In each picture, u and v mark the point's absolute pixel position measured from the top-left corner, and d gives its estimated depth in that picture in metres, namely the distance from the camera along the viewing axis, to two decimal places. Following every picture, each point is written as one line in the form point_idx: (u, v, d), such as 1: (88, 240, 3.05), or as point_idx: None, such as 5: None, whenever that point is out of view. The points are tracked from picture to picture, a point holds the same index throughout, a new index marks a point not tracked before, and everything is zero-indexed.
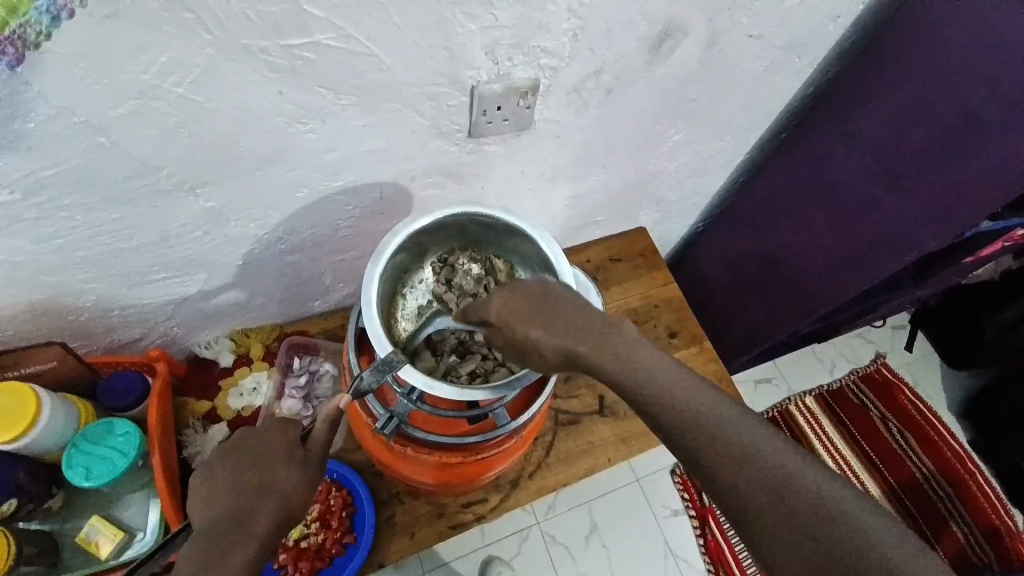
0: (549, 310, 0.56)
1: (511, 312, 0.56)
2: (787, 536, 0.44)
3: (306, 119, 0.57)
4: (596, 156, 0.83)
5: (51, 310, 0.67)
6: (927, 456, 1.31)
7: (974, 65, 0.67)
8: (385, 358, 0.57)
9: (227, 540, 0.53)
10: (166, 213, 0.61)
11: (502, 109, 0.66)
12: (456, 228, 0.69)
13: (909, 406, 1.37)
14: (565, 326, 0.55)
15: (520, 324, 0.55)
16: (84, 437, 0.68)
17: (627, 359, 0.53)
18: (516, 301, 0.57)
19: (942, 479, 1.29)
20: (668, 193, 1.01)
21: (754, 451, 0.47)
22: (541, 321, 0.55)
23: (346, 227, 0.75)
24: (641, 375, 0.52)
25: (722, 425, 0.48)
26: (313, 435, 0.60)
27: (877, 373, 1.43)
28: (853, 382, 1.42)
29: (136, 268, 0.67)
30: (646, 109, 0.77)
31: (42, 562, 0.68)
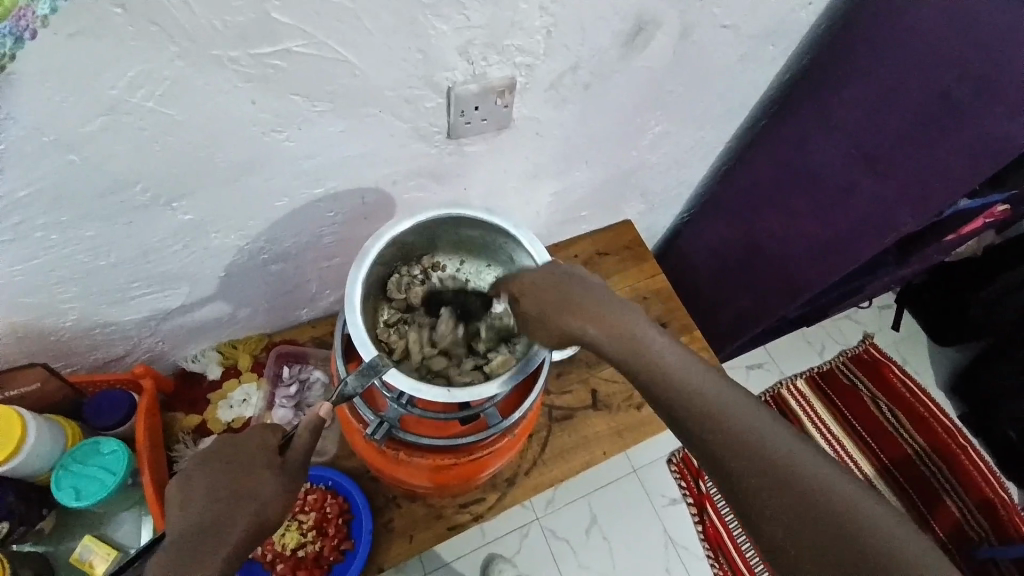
0: (572, 298, 0.58)
1: (533, 288, 0.60)
2: (780, 506, 0.48)
3: (282, 128, 0.57)
4: (577, 151, 0.83)
5: (32, 332, 0.66)
6: (918, 433, 1.33)
7: (949, 49, 0.68)
8: (369, 362, 0.57)
9: (211, 552, 0.53)
10: (144, 228, 0.60)
11: (480, 109, 0.65)
12: (441, 230, 0.69)
13: (898, 383, 1.39)
14: (582, 302, 0.57)
15: (537, 305, 0.58)
16: (72, 458, 0.67)
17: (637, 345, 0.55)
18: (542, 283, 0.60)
19: (934, 455, 1.31)
20: (651, 184, 1.01)
21: (735, 418, 0.51)
22: (565, 309, 0.57)
23: (330, 234, 0.75)
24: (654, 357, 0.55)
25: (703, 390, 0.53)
26: (293, 444, 0.59)
27: (866, 354, 1.45)
28: (841, 363, 1.44)
29: (117, 285, 0.66)
30: (625, 103, 0.78)
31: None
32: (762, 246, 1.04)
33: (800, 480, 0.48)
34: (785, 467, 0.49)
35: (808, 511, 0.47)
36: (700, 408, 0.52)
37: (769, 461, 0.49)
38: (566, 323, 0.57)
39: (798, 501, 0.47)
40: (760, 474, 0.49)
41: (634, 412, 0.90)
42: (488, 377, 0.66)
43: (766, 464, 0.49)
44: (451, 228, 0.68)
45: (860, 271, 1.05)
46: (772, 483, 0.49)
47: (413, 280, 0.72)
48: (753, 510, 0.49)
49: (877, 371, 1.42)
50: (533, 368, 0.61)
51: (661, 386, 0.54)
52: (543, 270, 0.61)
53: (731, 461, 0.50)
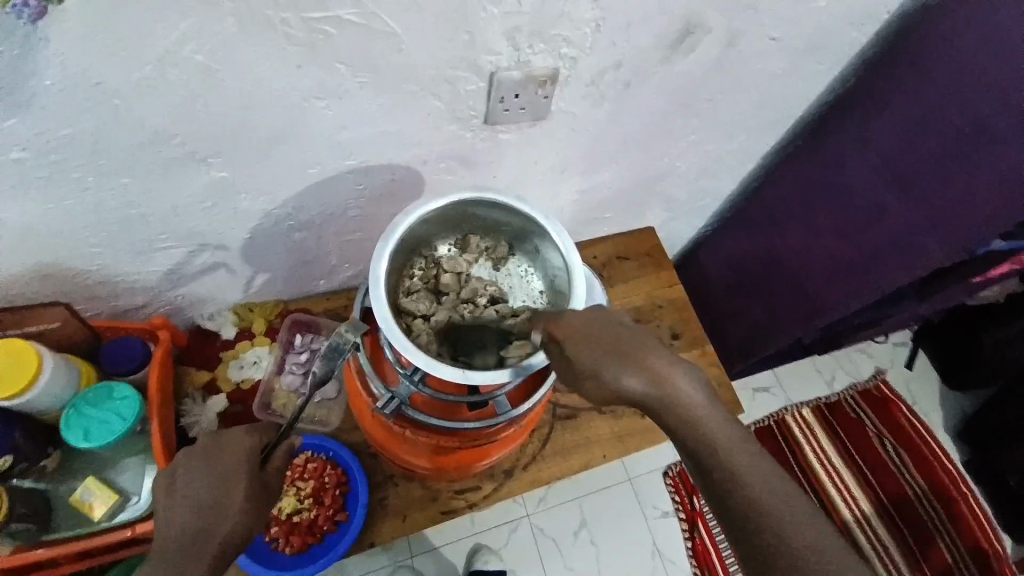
0: (619, 345, 0.56)
1: (578, 337, 0.56)
2: (714, 488, 0.55)
3: (323, 96, 0.57)
4: (608, 151, 0.83)
5: (58, 273, 0.67)
6: (918, 473, 1.44)
7: (987, 70, 0.68)
8: (335, 346, 0.62)
9: (201, 553, 0.54)
10: (178, 183, 0.61)
11: (520, 97, 0.65)
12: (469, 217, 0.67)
13: (903, 417, 1.52)
14: (625, 350, 0.56)
15: (590, 356, 0.55)
16: (83, 399, 0.65)
17: (663, 381, 0.55)
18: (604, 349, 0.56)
19: (935, 497, 1.42)
20: (677, 193, 1.01)
21: (696, 418, 0.55)
22: (604, 350, 0.55)
23: (356, 208, 0.76)
24: (663, 378, 0.55)
25: (685, 400, 0.55)
26: (272, 458, 0.62)
27: (875, 389, 1.60)
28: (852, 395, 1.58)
29: (145, 237, 0.67)
30: (662, 107, 0.77)
31: (33, 524, 0.64)
32: (782, 267, 1.03)
33: (727, 475, 0.54)
34: (722, 460, 0.54)
35: (730, 502, 0.54)
36: (678, 408, 0.55)
37: (739, 492, 0.54)
38: (620, 381, 0.54)
39: (723, 486, 0.54)
40: (701, 457, 0.55)
41: (638, 418, 0.90)
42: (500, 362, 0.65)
43: (726, 474, 0.54)
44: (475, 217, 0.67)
45: (881, 302, 1.04)
46: (707, 472, 0.55)
47: (433, 267, 0.72)
48: (706, 490, 0.56)
49: (887, 409, 1.53)
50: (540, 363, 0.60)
51: (657, 394, 0.55)
52: (585, 315, 0.58)
53: (686, 446, 0.56)
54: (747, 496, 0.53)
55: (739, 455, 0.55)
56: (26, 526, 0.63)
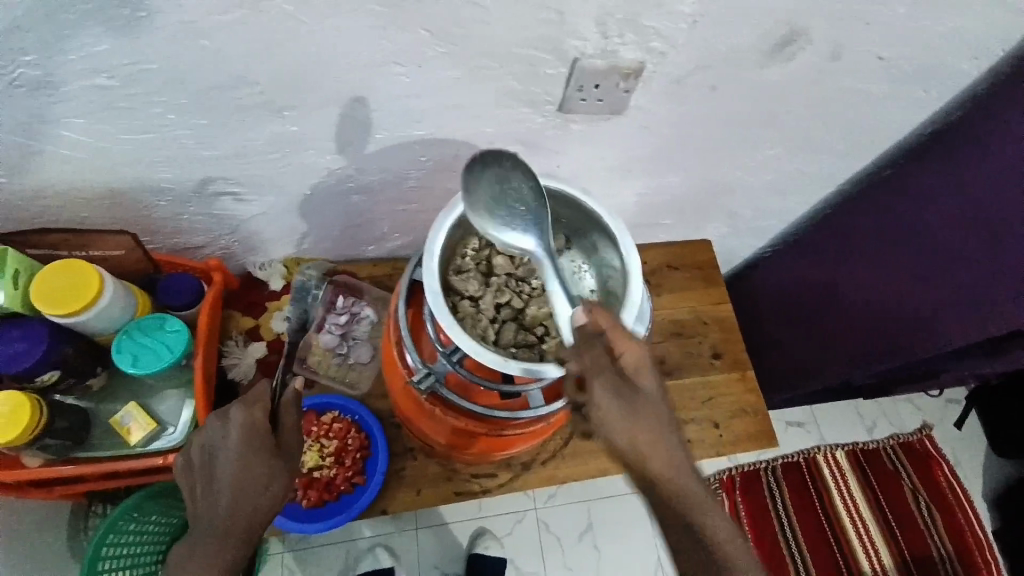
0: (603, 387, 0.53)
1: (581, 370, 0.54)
2: (663, 513, 0.57)
3: (402, 61, 0.56)
4: (679, 155, 0.80)
5: (127, 203, 0.69)
6: (948, 539, 1.45)
7: None
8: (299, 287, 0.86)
9: (228, 528, 0.58)
10: (249, 130, 0.61)
11: (599, 88, 0.62)
12: (489, 188, 0.58)
13: (943, 482, 1.51)
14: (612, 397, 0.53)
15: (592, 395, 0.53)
16: (137, 326, 0.67)
17: (629, 431, 0.53)
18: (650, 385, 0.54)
19: (958, 563, 1.43)
20: (742, 209, 0.96)
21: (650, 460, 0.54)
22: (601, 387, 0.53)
23: (415, 178, 0.75)
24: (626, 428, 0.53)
25: (642, 444, 0.54)
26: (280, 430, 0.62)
27: (918, 443, 1.56)
28: (890, 447, 1.55)
29: (212, 178, 0.68)
30: (744, 117, 0.73)
31: (69, 440, 0.66)
32: (841, 301, 0.97)
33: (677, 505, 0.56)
34: (671, 492, 0.56)
35: (677, 526, 0.57)
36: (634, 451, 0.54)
37: (686, 524, 0.56)
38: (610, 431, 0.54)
39: (671, 513, 0.56)
40: (652, 489, 0.56)
41: None
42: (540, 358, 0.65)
43: (675, 504, 0.56)
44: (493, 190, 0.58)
45: (942, 355, 0.97)
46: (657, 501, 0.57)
47: (486, 249, 0.68)
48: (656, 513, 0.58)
49: (923, 462, 1.54)
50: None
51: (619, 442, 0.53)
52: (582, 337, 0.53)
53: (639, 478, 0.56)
54: (700, 527, 0.56)
55: (690, 485, 0.56)
56: (63, 442, 0.66)
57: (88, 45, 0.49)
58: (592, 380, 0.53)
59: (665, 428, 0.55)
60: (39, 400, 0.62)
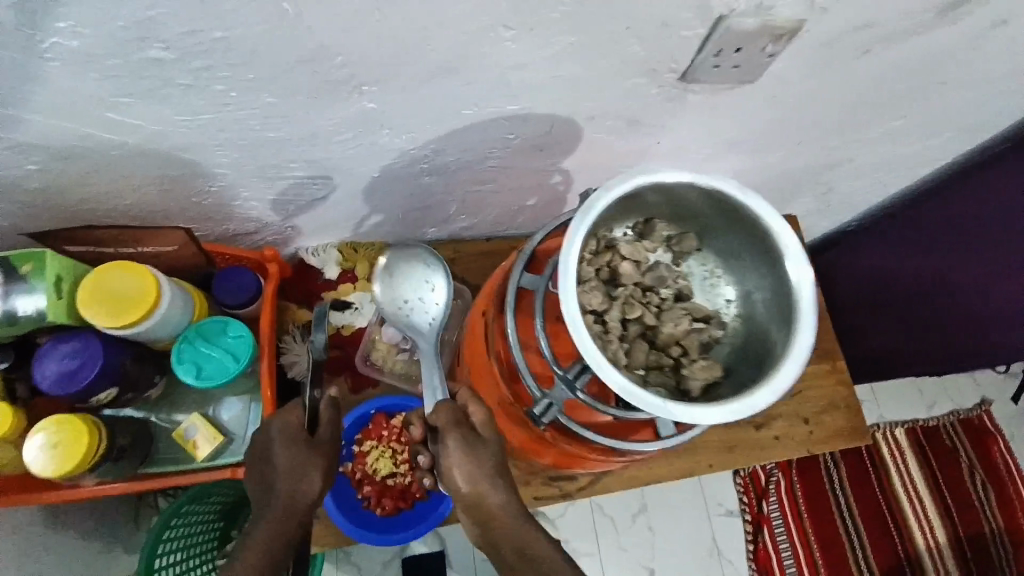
0: (470, 465, 0.56)
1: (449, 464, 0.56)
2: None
3: (513, 25, 0.46)
4: (797, 129, 0.69)
5: (176, 190, 0.60)
6: (1000, 514, 1.42)
7: None
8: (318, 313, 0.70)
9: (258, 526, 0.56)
10: (323, 108, 0.52)
11: (739, 53, 0.51)
12: (395, 272, 0.70)
13: (999, 460, 1.47)
14: (469, 443, 0.57)
15: (456, 458, 0.56)
16: (197, 332, 0.61)
17: (479, 475, 0.56)
18: (486, 427, 0.58)
19: (1007, 538, 1.41)
20: (843, 184, 0.86)
21: (500, 507, 0.56)
22: (469, 444, 0.57)
23: (496, 158, 0.66)
24: (472, 472, 0.56)
25: (500, 491, 0.56)
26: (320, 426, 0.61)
27: (978, 421, 1.50)
28: (951, 424, 1.49)
29: (273, 162, 0.59)
30: (885, 86, 0.62)
31: (131, 458, 0.61)
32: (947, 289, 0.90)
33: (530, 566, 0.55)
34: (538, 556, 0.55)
35: None
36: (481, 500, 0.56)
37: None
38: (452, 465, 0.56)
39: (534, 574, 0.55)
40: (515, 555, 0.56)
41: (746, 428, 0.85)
42: (681, 390, 0.47)
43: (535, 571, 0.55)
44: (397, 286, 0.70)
45: None
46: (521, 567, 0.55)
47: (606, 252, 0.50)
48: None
49: (982, 444, 1.49)
50: (761, 408, 0.41)
51: (468, 498, 0.56)
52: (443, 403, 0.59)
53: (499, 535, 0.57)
54: None
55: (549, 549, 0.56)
56: (127, 460, 0.61)
57: (142, 9, 0.39)
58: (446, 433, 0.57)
59: (499, 475, 0.57)
60: (98, 423, 0.57)
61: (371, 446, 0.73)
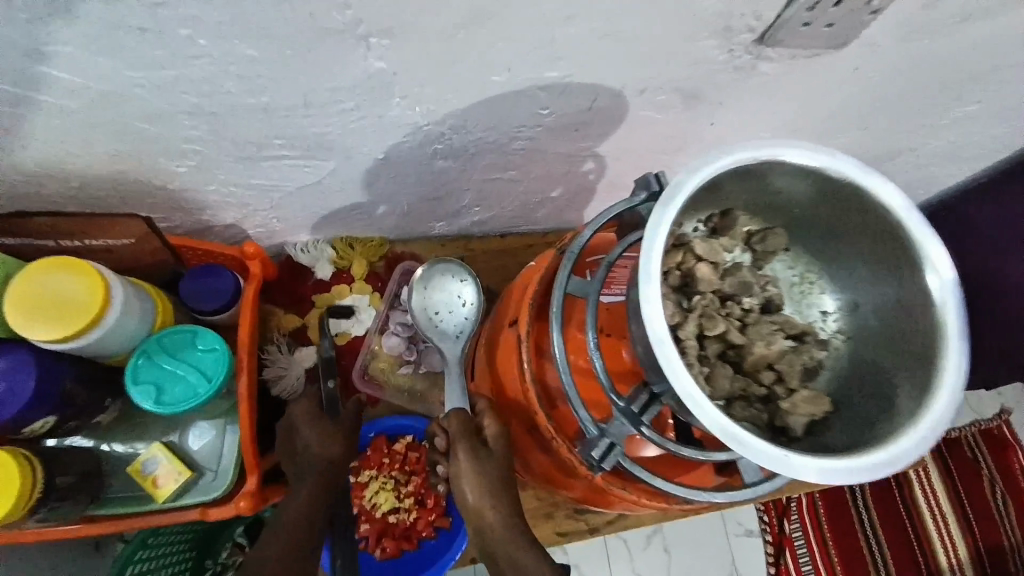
0: (478, 472, 0.49)
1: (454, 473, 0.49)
2: None
3: None
4: (871, 110, 0.59)
5: (135, 170, 0.49)
6: None
7: None
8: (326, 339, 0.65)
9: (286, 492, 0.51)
10: (320, 66, 0.41)
11: (838, 8, 0.42)
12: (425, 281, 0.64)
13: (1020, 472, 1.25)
14: (477, 450, 0.49)
15: (463, 465, 0.49)
16: (160, 343, 0.50)
17: (490, 484, 0.48)
18: (497, 443, 0.51)
19: None
20: (898, 178, 0.77)
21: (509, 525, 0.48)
22: (479, 451, 0.50)
23: (523, 139, 0.55)
24: (482, 479, 0.49)
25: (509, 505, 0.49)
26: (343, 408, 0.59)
27: (996, 429, 1.28)
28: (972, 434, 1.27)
29: (254, 137, 0.48)
30: (985, 62, 0.53)
31: (79, 498, 0.49)
32: None
33: None
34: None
35: None
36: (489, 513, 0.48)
37: None
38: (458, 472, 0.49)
39: None
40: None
41: None
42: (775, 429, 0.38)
43: None
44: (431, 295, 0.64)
45: None
46: None
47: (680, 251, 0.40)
48: None
49: (950, 438, 1.24)
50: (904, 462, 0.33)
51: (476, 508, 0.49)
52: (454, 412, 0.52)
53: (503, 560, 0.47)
54: None
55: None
56: (73, 504, 0.49)
57: None
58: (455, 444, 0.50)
59: (504, 500, 0.49)
60: (31, 454, 0.45)
61: (369, 477, 0.62)
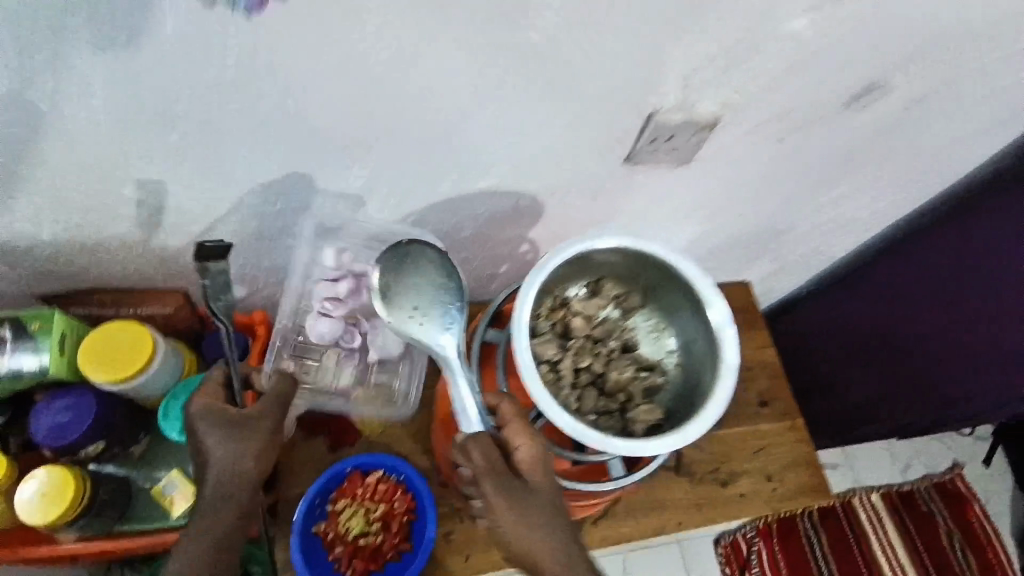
0: (517, 500, 0.56)
1: (492, 505, 0.56)
2: None
3: (480, 117, 0.54)
4: (737, 203, 0.77)
5: (176, 259, 0.65)
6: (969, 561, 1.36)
7: None
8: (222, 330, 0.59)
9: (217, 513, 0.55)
10: (314, 183, 0.59)
11: (671, 140, 0.61)
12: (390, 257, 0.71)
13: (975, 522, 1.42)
14: (507, 483, 0.56)
15: (502, 498, 0.55)
16: (184, 388, 0.64)
17: (519, 510, 0.55)
18: (528, 468, 0.57)
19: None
20: (787, 252, 0.95)
21: (556, 549, 0.55)
22: (501, 478, 0.56)
23: (469, 229, 0.73)
24: (509, 501, 0.56)
25: (545, 526, 0.56)
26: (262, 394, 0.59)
27: (951, 483, 1.47)
28: (923, 488, 1.47)
29: (267, 232, 0.65)
30: (806, 168, 0.72)
31: (111, 512, 0.62)
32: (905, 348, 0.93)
33: None
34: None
35: None
36: (538, 537, 0.55)
37: None
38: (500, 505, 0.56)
39: None
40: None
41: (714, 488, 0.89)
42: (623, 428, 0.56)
43: None
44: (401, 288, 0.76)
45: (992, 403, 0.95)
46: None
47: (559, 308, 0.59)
48: None
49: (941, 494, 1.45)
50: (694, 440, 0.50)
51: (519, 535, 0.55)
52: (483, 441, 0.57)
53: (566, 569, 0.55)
54: None
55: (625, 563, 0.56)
56: (107, 516, 0.61)
57: (169, 102, 0.46)
58: (483, 480, 0.56)
59: (541, 519, 0.56)
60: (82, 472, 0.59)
61: (344, 505, 0.73)
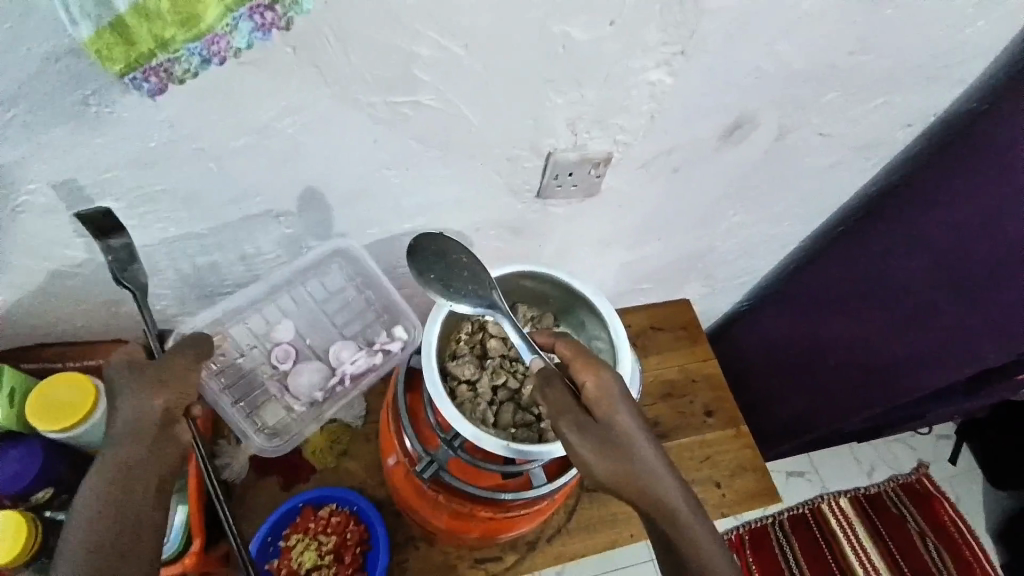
0: (590, 431, 0.51)
1: (553, 400, 0.53)
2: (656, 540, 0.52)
3: (392, 167, 0.60)
4: (654, 227, 0.84)
5: (126, 312, 0.70)
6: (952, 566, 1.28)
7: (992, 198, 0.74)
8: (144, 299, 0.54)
9: (131, 482, 0.48)
10: (248, 234, 0.64)
11: (574, 176, 0.67)
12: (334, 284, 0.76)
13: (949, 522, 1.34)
14: (561, 406, 0.53)
15: (566, 422, 0.52)
16: None
17: (627, 455, 0.51)
18: (595, 402, 0.53)
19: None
20: (716, 269, 1.01)
21: (632, 472, 0.51)
22: (582, 420, 0.52)
23: (405, 267, 0.78)
24: (631, 455, 0.51)
25: (638, 466, 0.51)
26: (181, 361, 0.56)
27: (918, 484, 1.42)
28: (892, 489, 1.42)
29: (212, 282, 0.70)
30: (708, 193, 0.79)
31: None
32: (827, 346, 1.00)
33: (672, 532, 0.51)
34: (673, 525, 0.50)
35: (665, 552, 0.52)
36: (619, 466, 0.51)
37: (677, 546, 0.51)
38: (567, 431, 0.52)
39: (665, 538, 0.51)
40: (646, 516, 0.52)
41: None
42: (542, 438, 0.63)
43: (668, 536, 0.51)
44: (344, 320, 0.79)
45: (924, 398, 1.00)
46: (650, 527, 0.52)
47: (479, 332, 0.69)
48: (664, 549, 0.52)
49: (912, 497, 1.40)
50: None
51: (609, 469, 0.51)
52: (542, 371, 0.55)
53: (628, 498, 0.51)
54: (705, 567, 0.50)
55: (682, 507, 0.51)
56: None
57: (101, 172, 0.52)
58: (560, 419, 0.52)
59: (620, 442, 0.51)
60: (31, 514, 0.62)
61: (296, 540, 0.76)
